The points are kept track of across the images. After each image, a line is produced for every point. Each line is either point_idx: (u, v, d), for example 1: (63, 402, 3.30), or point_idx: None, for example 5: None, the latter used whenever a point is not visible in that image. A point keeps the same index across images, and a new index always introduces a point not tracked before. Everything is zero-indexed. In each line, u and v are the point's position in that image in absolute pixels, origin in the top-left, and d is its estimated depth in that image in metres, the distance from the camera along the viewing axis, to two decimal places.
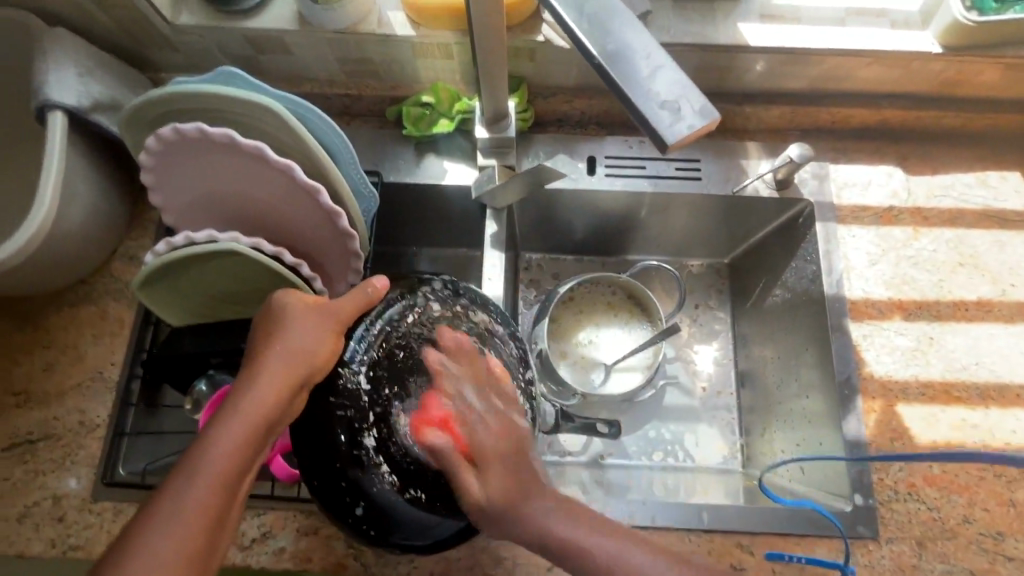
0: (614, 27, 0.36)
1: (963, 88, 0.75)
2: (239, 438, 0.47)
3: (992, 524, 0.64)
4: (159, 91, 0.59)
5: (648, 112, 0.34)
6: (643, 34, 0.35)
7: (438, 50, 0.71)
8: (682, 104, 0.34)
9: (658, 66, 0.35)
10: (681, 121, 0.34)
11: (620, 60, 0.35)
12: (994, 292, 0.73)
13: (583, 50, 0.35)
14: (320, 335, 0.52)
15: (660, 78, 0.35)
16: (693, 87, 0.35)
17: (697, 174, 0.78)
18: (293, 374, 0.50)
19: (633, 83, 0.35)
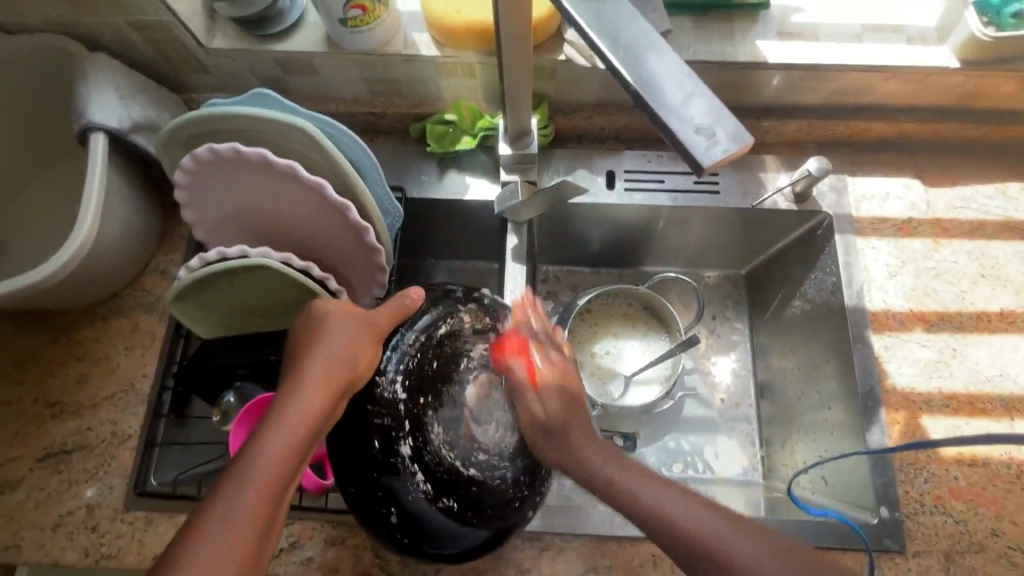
0: (649, 55, 0.37)
1: (980, 101, 0.75)
2: (285, 443, 0.50)
3: (1020, 538, 0.64)
4: (197, 113, 0.61)
5: (684, 136, 0.34)
6: (677, 62, 0.36)
7: (461, 69, 0.73)
8: (717, 130, 0.35)
9: (692, 93, 0.35)
10: (716, 146, 0.35)
11: (655, 87, 0.36)
12: (1017, 303, 0.73)
13: (619, 76, 0.36)
14: (356, 343, 0.54)
15: (695, 105, 0.35)
16: (727, 114, 0.36)
17: (715, 187, 0.79)
18: (334, 381, 0.52)
19: (669, 109, 0.35)
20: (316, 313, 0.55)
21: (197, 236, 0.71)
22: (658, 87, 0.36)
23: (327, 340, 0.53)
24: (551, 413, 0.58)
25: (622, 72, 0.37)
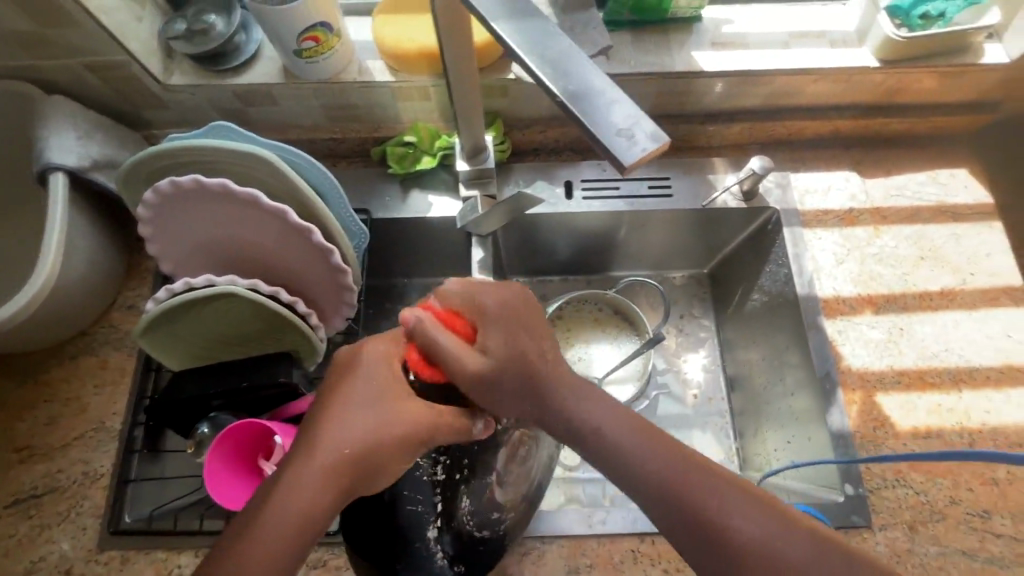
0: (572, 68, 0.39)
1: (906, 97, 0.81)
2: (295, 526, 0.45)
3: (977, 503, 0.67)
4: (157, 148, 0.62)
5: (604, 141, 0.36)
6: (596, 72, 0.39)
7: (416, 93, 0.76)
8: (635, 133, 0.37)
9: (612, 98, 0.38)
10: (635, 147, 0.36)
11: (577, 96, 0.38)
12: (956, 281, 0.77)
13: (544, 87, 0.38)
14: (395, 421, 0.49)
15: (614, 110, 0.37)
16: (645, 118, 0.38)
17: (669, 191, 0.83)
18: (362, 459, 0.48)
19: (592, 114, 0.37)
20: (351, 367, 0.52)
21: (163, 268, 0.71)
22: (580, 96, 0.38)
23: (361, 406, 0.50)
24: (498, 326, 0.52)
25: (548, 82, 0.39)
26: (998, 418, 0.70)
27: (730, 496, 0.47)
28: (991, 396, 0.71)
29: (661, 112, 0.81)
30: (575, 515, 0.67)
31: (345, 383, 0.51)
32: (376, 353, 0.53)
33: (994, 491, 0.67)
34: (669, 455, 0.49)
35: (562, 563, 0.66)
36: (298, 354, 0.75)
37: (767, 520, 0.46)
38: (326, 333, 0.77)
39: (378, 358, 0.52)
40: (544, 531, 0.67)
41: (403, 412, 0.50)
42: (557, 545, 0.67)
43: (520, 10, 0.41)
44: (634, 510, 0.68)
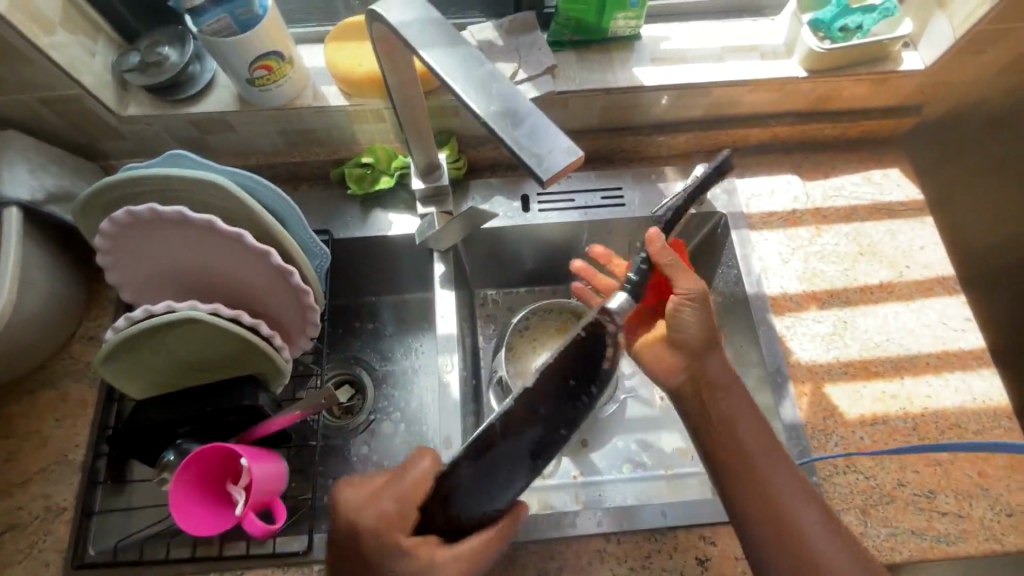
0: (496, 90, 0.42)
1: (837, 103, 0.86)
2: None
3: (923, 484, 0.70)
4: (111, 179, 0.63)
5: (524, 157, 0.39)
6: (517, 94, 0.42)
7: (370, 115, 0.78)
8: (552, 149, 0.40)
9: (531, 117, 0.41)
10: (553, 161, 0.39)
11: (501, 115, 0.41)
12: (893, 274, 0.82)
13: (470, 109, 0.42)
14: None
15: (532, 127, 0.40)
16: (562, 134, 0.41)
17: (621, 200, 0.86)
18: None
19: (514, 131, 0.41)
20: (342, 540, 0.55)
21: (125, 297, 0.72)
22: (502, 115, 0.41)
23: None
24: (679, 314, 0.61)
25: (475, 105, 0.42)
26: (938, 401, 0.74)
27: (783, 478, 0.58)
28: (930, 381, 0.75)
29: (610, 125, 0.85)
30: (542, 520, 0.69)
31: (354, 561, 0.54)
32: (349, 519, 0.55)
33: (937, 472, 0.71)
34: (753, 432, 0.60)
35: (532, 569, 0.67)
36: (263, 376, 0.75)
37: (805, 499, 0.57)
38: (293, 353, 0.78)
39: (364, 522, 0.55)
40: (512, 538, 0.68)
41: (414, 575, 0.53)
42: (525, 551, 0.68)
43: (447, 41, 0.45)
44: (600, 512, 0.69)
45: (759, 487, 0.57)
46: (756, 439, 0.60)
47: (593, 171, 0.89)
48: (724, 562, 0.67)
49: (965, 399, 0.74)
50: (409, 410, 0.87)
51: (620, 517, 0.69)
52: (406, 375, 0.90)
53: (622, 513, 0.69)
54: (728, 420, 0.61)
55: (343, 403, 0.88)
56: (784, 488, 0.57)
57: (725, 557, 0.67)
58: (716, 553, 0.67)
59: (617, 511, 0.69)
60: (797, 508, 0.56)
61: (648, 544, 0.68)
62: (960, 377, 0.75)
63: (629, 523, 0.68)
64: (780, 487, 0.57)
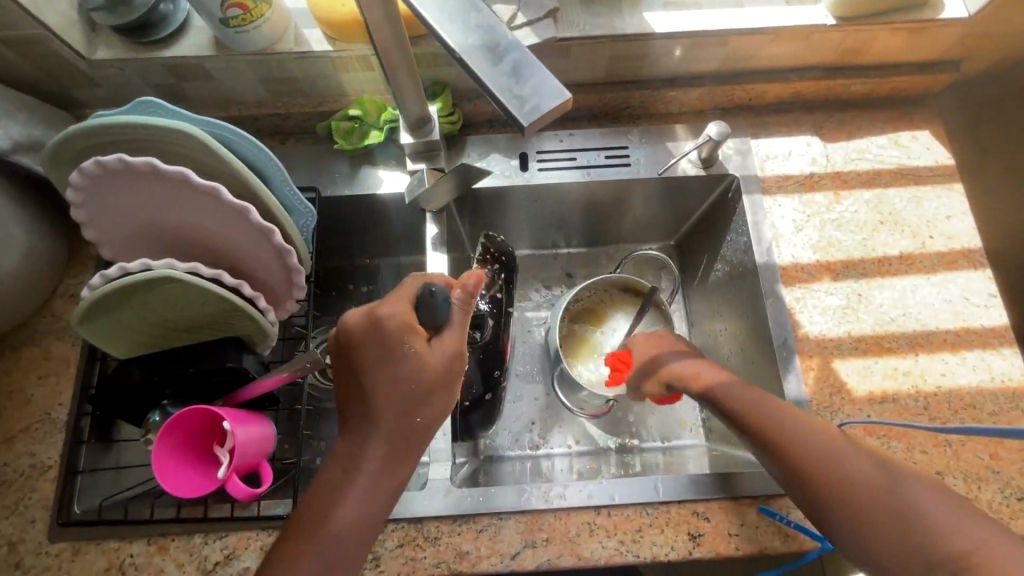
0: (473, 23, 0.38)
1: (865, 56, 0.79)
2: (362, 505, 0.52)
3: (931, 466, 0.67)
4: (77, 126, 0.59)
5: (505, 100, 0.36)
6: (499, 27, 0.38)
7: (358, 62, 0.73)
8: (536, 90, 0.37)
9: (514, 54, 0.37)
10: (537, 105, 0.36)
11: (478, 52, 0.37)
12: (914, 245, 0.76)
13: (444, 45, 0.38)
14: (429, 365, 0.55)
15: (514, 65, 0.37)
16: (546, 74, 0.37)
17: (627, 160, 0.81)
18: (410, 381, 0.54)
19: (493, 73, 0.37)
20: (388, 337, 0.54)
21: (103, 253, 0.69)
22: (480, 53, 0.37)
23: (399, 414, 0.54)
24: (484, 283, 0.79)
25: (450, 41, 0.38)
26: (953, 381, 0.70)
27: (811, 436, 0.58)
28: (947, 359, 0.71)
29: (617, 77, 0.79)
30: (529, 490, 0.67)
31: (379, 351, 0.54)
32: (404, 318, 0.56)
33: (947, 453, 0.68)
34: (771, 411, 0.61)
35: (519, 539, 0.66)
36: (249, 339, 0.73)
37: (844, 448, 0.57)
38: (279, 315, 0.75)
39: (394, 321, 0.55)
40: (501, 508, 0.66)
41: (433, 354, 0.56)
42: (513, 521, 0.66)
43: None
44: (589, 484, 0.68)
45: (795, 456, 0.57)
46: (746, 401, 0.62)
47: (597, 128, 0.83)
48: (716, 537, 0.65)
49: (983, 378, 0.70)
50: None
51: (611, 491, 0.67)
52: None
53: (613, 487, 0.67)
54: (745, 396, 0.63)
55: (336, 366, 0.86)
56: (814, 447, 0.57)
57: (718, 532, 0.66)
58: (709, 529, 0.66)
59: (608, 485, 0.67)
60: (826, 451, 0.57)
61: (639, 519, 0.66)
62: (979, 356, 0.71)
63: (621, 496, 0.67)
64: (803, 448, 0.57)
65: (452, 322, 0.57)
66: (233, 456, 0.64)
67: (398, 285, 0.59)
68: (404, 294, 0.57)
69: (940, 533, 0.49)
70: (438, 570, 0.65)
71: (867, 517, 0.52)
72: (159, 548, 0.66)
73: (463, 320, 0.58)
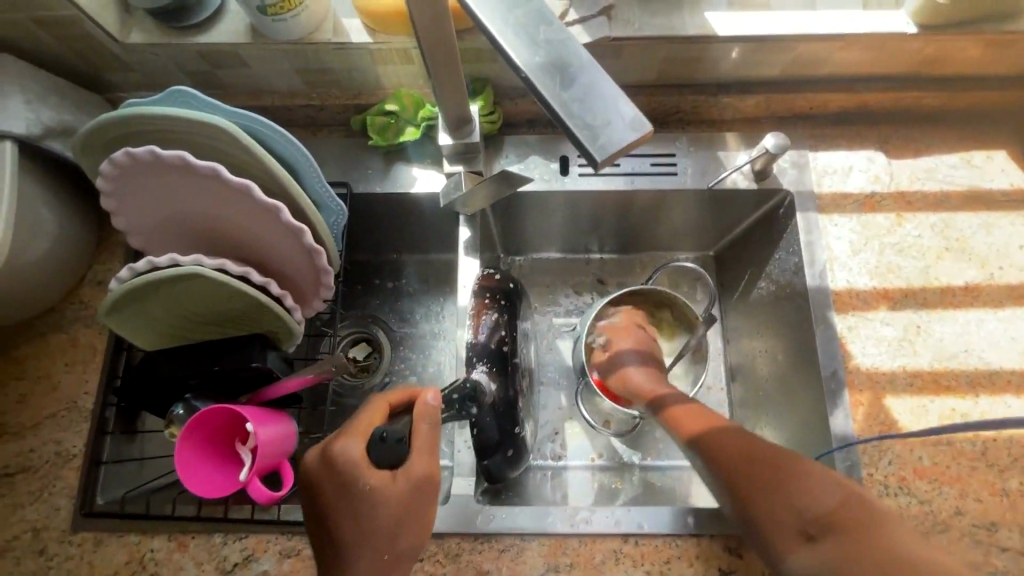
0: (540, 39, 0.35)
1: (943, 67, 0.72)
2: None
3: (984, 515, 0.63)
4: (109, 115, 0.57)
5: (575, 128, 0.32)
6: (569, 42, 0.34)
7: (397, 55, 0.70)
8: (610, 117, 0.33)
9: (585, 75, 0.34)
10: (613, 134, 0.33)
11: (546, 71, 0.34)
12: (982, 276, 0.71)
13: (508, 61, 0.34)
14: (390, 500, 0.52)
15: (585, 87, 0.33)
16: (622, 98, 0.33)
17: (673, 168, 0.77)
18: (373, 524, 0.52)
19: (562, 97, 0.33)
20: (342, 478, 0.52)
21: (133, 243, 0.67)
22: (549, 73, 0.34)
23: (368, 551, 0.52)
24: (482, 320, 0.73)
25: (514, 56, 0.35)
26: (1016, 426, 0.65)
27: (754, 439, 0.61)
28: (1010, 402, 0.66)
29: (669, 80, 0.74)
30: (554, 512, 0.65)
31: (337, 489, 0.53)
32: (357, 455, 0.53)
33: (1003, 503, 0.63)
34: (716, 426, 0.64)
35: (541, 563, 0.64)
36: (275, 337, 0.71)
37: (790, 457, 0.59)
38: (305, 314, 0.73)
39: (350, 460, 0.52)
40: (524, 528, 0.64)
41: (395, 486, 0.52)
42: (536, 543, 0.64)
43: None
44: (616, 510, 0.65)
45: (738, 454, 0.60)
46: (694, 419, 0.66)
47: (644, 132, 0.78)
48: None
49: None
50: (427, 375, 0.87)
51: (638, 519, 0.64)
52: (424, 340, 0.88)
53: (642, 515, 0.64)
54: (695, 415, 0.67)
55: (358, 359, 0.87)
56: (724, 441, 0.61)
57: (750, 570, 0.63)
58: (740, 566, 0.63)
59: (636, 512, 0.65)
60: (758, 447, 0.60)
61: (668, 550, 0.64)
62: None
63: (649, 525, 0.64)
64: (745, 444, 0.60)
65: (415, 446, 0.54)
66: (256, 458, 0.63)
67: (354, 413, 0.56)
68: (363, 424, 0.55)
69: (814, 505, 0.54)
70: None
71: (766, 496, 0.56)
72: (179, 545, 0.66)
73: (427, 438, 0.54)
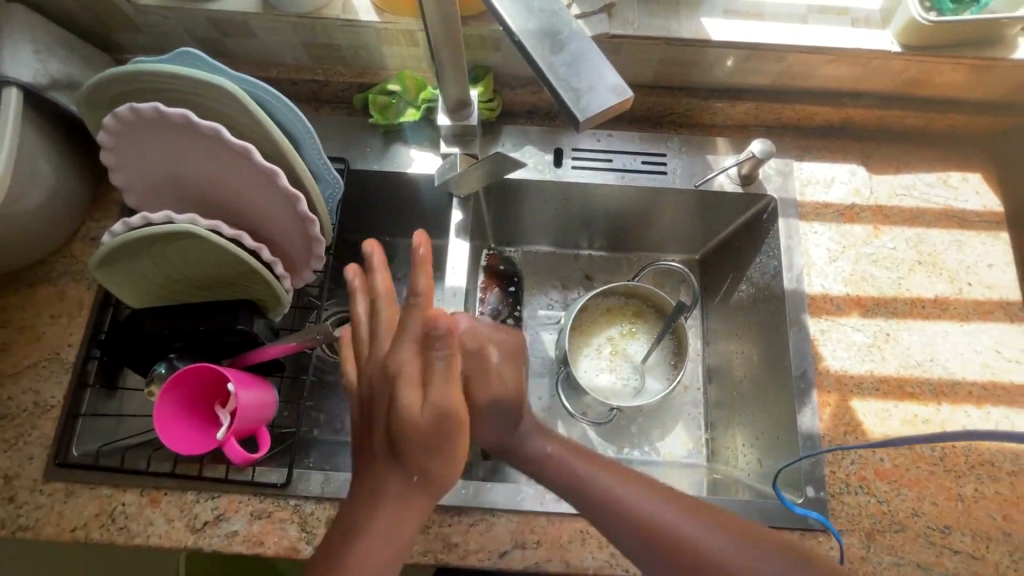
0: (535, 8, 0.38)
1: (925, 88, 0.76)
2: (379, 550, 0.49)
3: (939, 518, 0.65)
4: (117, 70, 0.58)
5: (561, 92, 0.36)
6: (561, 14, 0.37)
7: (403, 37, 0.72)
8: (594, 84, 0.36)
9: (574, 44, 0.37)
10: (596, 99, 0.36)
11: (538, 38, 0.37)
12: (951, 290, 0.74)
13: (503, 25, 0.37)
14: (417, 425, 0.46)
15: (573, 55, 0.37)
16: (606, 67, 0.37)
17: (663, 167, 0.79)
18: (398, 442, 0.47)
19: (551, 61, 0.37)
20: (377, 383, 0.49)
21: (129, 201, 0.68)
22: (541, 39, 0.37)
23: (399, 468, 0.49)
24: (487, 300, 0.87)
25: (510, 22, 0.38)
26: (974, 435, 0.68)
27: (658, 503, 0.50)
28: (970, 412, 0.69)
29: (663, 81, 0.77)
30: (525, 490, 0.66)
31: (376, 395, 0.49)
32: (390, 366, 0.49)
33: (958, 507, 0.66)
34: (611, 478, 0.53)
35: (509, 539, 0.65)
36: (262, 304, 0.72)
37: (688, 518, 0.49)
38: (294, 284, 0.74)
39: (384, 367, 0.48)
40: (495, 505, 0.66)
41: (421, 413, 0.46)
42: (505, 520, 0.65)
43: None
44: None
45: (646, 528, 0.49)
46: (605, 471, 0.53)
47: (637, 132, 0.81)
48: None
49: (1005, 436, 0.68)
50: None
51: None
52: None
53: None
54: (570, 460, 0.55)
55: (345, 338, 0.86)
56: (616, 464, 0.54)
57: None
58: None
59: None
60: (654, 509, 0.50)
61: None
62: (1003, 412, 0.69)
63: None
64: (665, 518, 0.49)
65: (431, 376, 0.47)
66: (234, 418, 0.63)
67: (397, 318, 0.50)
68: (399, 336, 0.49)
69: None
70: (424, 559, 0.64)
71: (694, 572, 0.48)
72: (151, 500, 0.66)
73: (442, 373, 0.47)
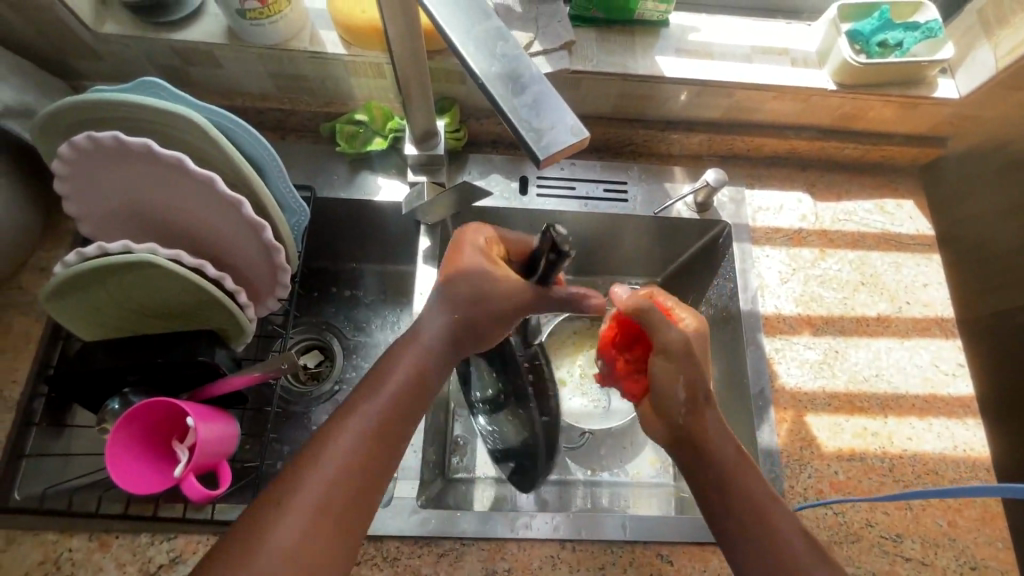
0: (499, 53, 0.40)
1: (860, 123, 0.82)
2: (354, 448, 0.51)
3: (891, 527, 0.68)
4: (75, 99, 0.57)
5: (523, 130, 0.38)
6: (523, 59, 0.39)
7: (370, 69, 0.73)
8: (554, 123, 0.38)
9: (534, 87, 0.39)
10: (556, 138, 0.38)
11: (501, 81, 0.39)
12: (892, 308, 0.79)
13: (469, 68, 0.39)
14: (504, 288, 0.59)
15: (534, 96, 0.39)
16: (566, 107, 0.38)
17: (624, 196, 0.82)
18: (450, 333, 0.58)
19: (514, 100, 0.38)
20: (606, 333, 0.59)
21: (81, 230, 0.66)
22: (503, 81, 0.39)
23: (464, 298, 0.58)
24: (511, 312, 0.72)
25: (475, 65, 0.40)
26: (918, 445, 0.72)
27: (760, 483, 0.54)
28: (914, 424, 0.73)
29: (623, 113, 0.81)
30: (496, 518, 0.66)
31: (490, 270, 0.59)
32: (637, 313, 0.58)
33: (908, 516, 0.69)
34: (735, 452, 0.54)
35: (479, 567, 0.64)
36: (225, 334, 0.70)
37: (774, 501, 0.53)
38: (258, 312, 0.73)
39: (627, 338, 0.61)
40: (465, 533, 0.65)
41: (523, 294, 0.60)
42: (476, 548, 0.65)
43: None
44: (556, 517, 0.67)
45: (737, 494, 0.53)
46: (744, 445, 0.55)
47: (598, 161, 0.84)
48: None
49: (947, 446, 0.72)
50: None
51: (576, 525, 0.66)
52: (379, 349, 0.89)
53: (580, 521, 0.66)
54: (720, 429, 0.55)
55: (309, 367, 0.86)
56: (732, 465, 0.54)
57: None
58: (672, 572, 0.65)
59: (574, 519, 0.67)
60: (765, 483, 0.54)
61: (603, 556, 0.66)
62: (944, 423, 0.73)
63: (586, 532, 0.66)
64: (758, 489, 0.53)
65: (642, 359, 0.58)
66: (193, 455, 0.61)
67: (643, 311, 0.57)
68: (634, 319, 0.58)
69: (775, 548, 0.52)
70: None
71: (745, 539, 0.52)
72: (101, 545, 0.63)
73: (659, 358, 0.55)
